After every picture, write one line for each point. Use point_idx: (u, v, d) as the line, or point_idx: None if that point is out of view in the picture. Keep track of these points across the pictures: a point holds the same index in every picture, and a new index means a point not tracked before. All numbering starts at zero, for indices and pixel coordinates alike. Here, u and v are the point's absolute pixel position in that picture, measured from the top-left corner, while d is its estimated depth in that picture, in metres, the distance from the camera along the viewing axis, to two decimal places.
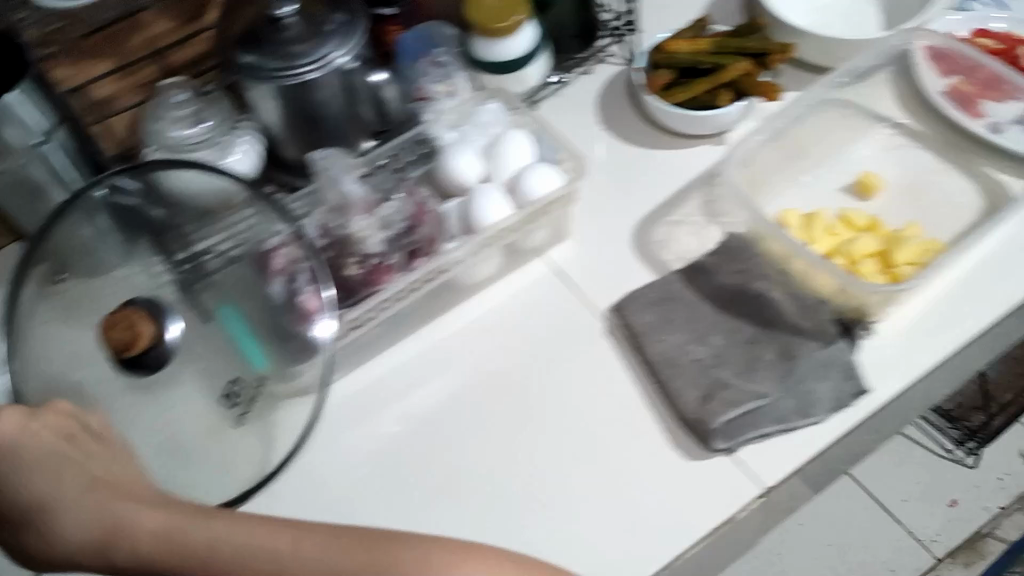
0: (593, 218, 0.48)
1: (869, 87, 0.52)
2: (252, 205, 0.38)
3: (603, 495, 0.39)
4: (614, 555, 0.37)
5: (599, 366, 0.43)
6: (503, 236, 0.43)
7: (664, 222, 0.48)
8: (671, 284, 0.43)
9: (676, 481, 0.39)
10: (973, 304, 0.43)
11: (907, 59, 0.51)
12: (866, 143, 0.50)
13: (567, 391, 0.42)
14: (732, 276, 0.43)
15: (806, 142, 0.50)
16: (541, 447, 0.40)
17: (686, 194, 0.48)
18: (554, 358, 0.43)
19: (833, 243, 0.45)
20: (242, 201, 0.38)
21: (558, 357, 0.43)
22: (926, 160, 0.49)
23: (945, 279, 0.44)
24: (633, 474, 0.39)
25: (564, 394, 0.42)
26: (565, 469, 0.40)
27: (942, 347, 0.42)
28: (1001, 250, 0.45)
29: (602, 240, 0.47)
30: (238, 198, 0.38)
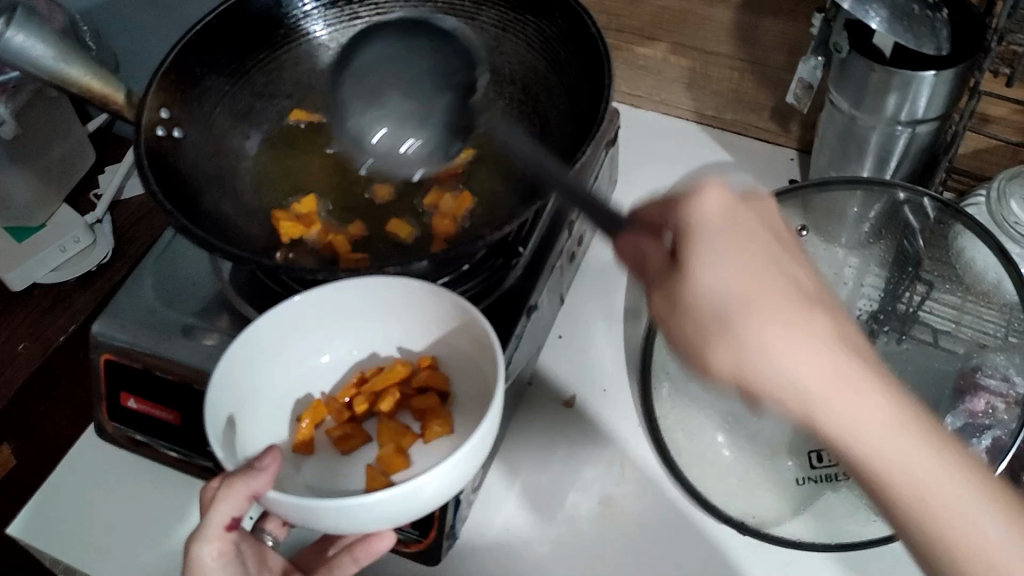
0: (490, 499, 0.61)
1: (817, 247, 0.66)
2: (196, 457, 0.60)
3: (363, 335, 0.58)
4: (434, 327, 0.56)
5: (372, 331, 0.58)
6: (349, 478, 0.54)
7: (532, 458, 0.63)
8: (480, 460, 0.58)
9: (397, 322, 0.57)
10: (597, 479, 0.61)
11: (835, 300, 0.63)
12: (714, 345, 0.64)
13: (395, 317, 0.57)
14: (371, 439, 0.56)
15: (591, 325, 0.70)
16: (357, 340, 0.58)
17: (547, 408, 0.66)
18: (372, 319, 0.57)
19: (532, 456, 0.63)
20: (196, 456, 0.61)
21: (380, 318, 0.57)
22: None
23: (638, 480, 0.61)
24: (418, 326, 0.57)
25: (389, 317, 0.57)
26: (357, 337, 0.58)
27: (668, 498, 0.60)
28: (636, 454, 0.62)
29: (528, 473, 0.62)
30: (195, 455, 0.61)
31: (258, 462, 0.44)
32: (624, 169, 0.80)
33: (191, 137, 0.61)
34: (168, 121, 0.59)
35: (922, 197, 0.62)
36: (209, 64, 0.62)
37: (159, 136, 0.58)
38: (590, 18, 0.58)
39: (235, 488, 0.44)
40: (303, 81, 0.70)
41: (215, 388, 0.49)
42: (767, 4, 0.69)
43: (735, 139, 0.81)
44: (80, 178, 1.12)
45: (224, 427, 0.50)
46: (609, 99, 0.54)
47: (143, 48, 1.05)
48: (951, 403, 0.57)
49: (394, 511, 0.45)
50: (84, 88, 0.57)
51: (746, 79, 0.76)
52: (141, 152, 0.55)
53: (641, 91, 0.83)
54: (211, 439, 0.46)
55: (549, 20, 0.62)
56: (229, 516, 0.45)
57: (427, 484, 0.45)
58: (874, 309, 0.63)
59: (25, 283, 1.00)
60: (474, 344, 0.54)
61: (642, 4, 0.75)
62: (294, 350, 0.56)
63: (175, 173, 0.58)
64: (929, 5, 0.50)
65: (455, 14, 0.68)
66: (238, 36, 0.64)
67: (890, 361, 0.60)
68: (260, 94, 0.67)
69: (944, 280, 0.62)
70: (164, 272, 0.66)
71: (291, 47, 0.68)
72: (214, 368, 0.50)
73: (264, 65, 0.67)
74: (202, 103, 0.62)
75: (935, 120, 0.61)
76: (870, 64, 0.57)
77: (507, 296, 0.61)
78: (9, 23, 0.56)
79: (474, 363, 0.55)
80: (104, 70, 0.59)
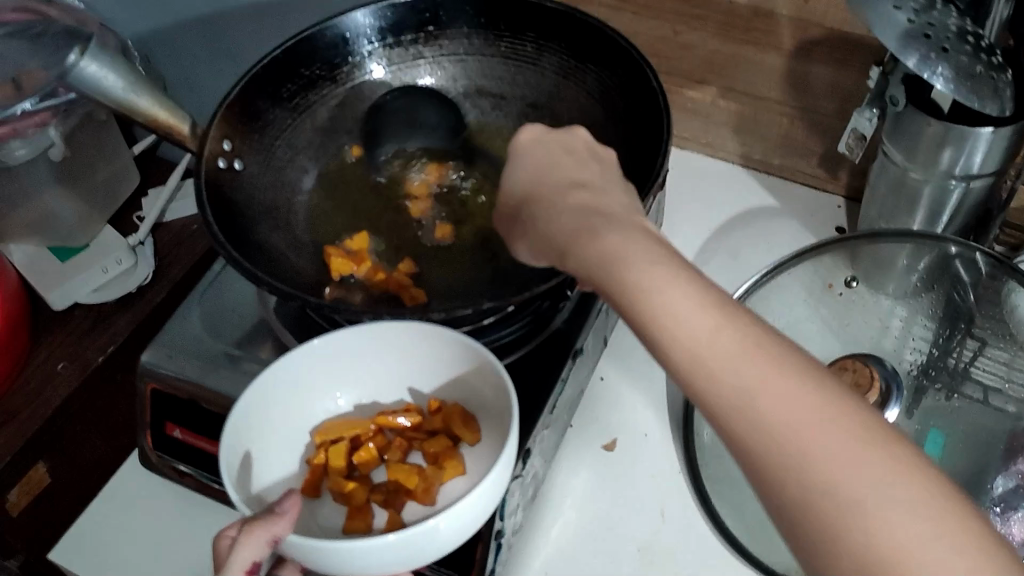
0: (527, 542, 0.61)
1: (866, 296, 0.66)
2: None
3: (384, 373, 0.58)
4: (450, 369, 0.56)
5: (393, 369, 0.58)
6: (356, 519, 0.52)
7: (572, 502, 0.63)
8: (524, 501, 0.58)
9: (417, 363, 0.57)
10: (636, 526, 0.61)
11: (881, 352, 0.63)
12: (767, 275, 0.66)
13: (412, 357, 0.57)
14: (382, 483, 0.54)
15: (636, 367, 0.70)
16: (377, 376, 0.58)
17: (588, 452, 0.65)
18: (392, 358, 0.57)
19: (572, 500, 0.63)
20: None
21: (397, 357, 0.57)
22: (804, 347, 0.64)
23: (679, 529, 0.60)
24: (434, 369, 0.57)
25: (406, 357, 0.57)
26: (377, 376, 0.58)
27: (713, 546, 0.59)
28: (677, 502, 0.62)
29: (564, 518, 0.62)
30: None
31: (277, 509, 0.45)
32: (669, 210, 0.80)
33: (250, 170, 0.62)
34: (227, 157, 0.60)
35: (974, 252, 0.62)
36: (273, 97, 0.64)
37: (219, 168, 0.58)
38: (653, 71, 0.58)
39: (255, 533, 0.44)
40: (364, 117, 0.70)
41: (233, 421, 0.51)
42: (820, 53, 0.69)
43: (783, 184, 0.81)
44: (126, 200, 1.13)
45: (240, 466, 0.51)
46: (666, 152, 0.55)
47: (194, 76, 1.06)
48: (1002, 463, 0.56)
49: (409, 554, 0.46)
50: (151, 119, 0.58)
51: (796, 126, 0.76)
52: (199, 184, 0.55)
53: (688, 133, 0.83)
54: (224, 481, 0.47)
55: (611, 71, 0.62)
56: (249, 563, 0.45)
57: (439, 526, 0.46)
58: (924, 363, 0.62)
59: (64, 302, 1.00)
60: (491, 392, 0.54)
61: (693, 49, 0.75)
62: (312, 388, 0.57)
63: (232, 208, 0.58)
64: (994, 64, 0.49)
65: (520, 59, 0.68)
66: (302, 70, 0.65)
67: (932, 411, 0.59)
68: (320, 129, 0.68)
69: (998, 337, 0.61)
70: (210, 302, 0.66)
71: (356, 83, 0.68)
72: (234, 406, 0.51)
73: (327, 100, 0.68)
74: (264, 136, 0.63)
75: (990, 176, 0.60)
76: (926, 118, 0.57)
77: (552, 341, 0.61)
78: (85, 54, 0.57)
79: (491, 406, 0.55)
80: (171, 101, 0.59)
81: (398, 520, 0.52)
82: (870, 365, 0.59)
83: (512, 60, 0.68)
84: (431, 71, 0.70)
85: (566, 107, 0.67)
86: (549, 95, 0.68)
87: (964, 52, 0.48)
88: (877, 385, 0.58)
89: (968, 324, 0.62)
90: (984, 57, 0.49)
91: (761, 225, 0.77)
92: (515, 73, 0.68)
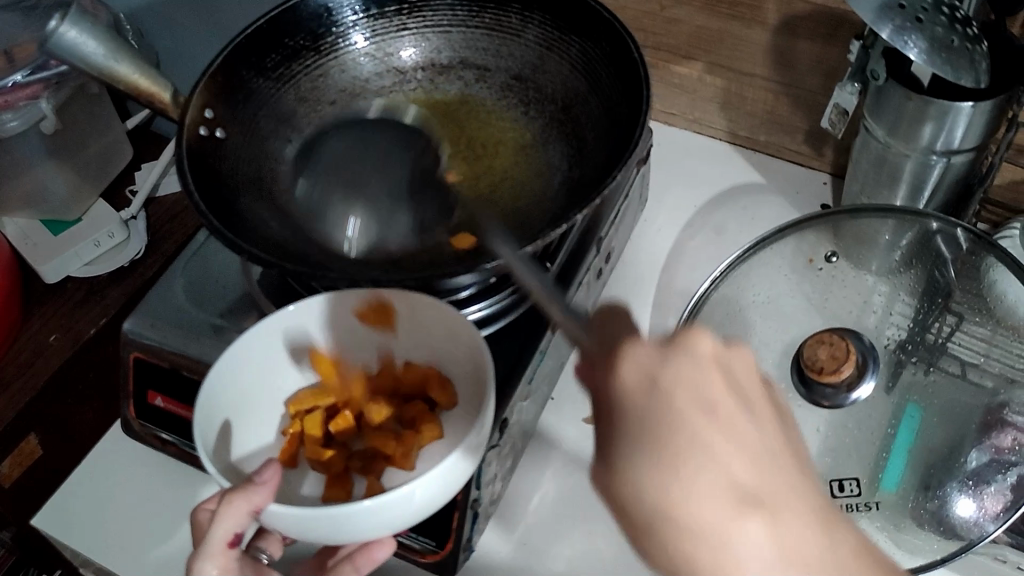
0: (507, 512, 0.61)
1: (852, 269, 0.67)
2: None
3: (357, 342, 0.59)
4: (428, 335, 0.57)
5: (367, 338, 0.59)
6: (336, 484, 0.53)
7: (553, 474, 0.63)
8: (501, 471, 0.59)
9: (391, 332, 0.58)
10: None
11: (861, 326, 0.63)
12: (748, 252, 0.67)
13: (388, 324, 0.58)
14: (359, 451, 0.55)
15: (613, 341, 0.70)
16: (352, 345, 0.59)
17: (567, 424, 0.66)
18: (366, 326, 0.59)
19: (555, 471, 0.63)
20: None
21: (370, 325, 0.59)
22: (785, 318, 0.64)
23: None
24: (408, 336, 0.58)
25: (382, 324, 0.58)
26: (350, 345, 0.59)
27: None
28: None
29: (542, 488, 0.62)
30: None
31: (259, 478, 0.45)
32: (655, 187, 0.80)
33: (233, 139, 0.62)
34: (209, 126, 0.60)
35: (955, 228, 0.62)
36: (256, 67, 0.64)
37: (201, 136, 0.59)
38: (634, 42, 0.58)
39: (235, 503, 0.45)
40: (349, 88, 0.70)
41: (209, 389, 0.51)
42: (805, 28, 0.69)
43: (769, 160, 0.81)
44: (118, 174, 1.13)
45: (218, 434, 0.52)
46: (646, 123, 0.55)
47: (184, 50, 1.06)
48: (977, 436, 0.56)
49: (380, 522, 0.46)
50: (132, 87, 0.58)
51: (782, 102, 0.76)
52: (180, 153, 0.56)
53: (676, 109, 0.83)
54: (199, 450, 0.47)
55: (593, 42, 0.62)
56: (230, 531, 0.46)
57: (409, 497, 0.46)
58: (902, 338, 0.62)
59: (57, 276, 1.01)
60: (466, 353, 0.55)
61: (679, 24, 0.75)
62: (287, 356, 0.57)
63: (213, 176, 0.58)
64: (969, 36, 0.49)
65: (504, 30, 0.67)
66: (285, 40, 0.65)
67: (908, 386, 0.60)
68: (304, 99, 0.68)
69: (975, 313, 0.61)
70: (194, 272, 0.67)
71: (338, 54, 0.69)
72: (212, 368, 0.52)
73: (311, 71, 0.68)
74: (247, 106, 0.63)
75: (971, 151, 0.60)
76: (907, 92, 0.57)
77: (534, 312, 0.61)
78: (63, 19, 0.57)
79: (466, 372, 0.56)
80: (152, 69, 0.60)
81: (378, 485, 0.52)
82: (847, 339, 0.60)
83: (496, 32, 0.68)
84: (416, 42, 0.70)
85: (549, 79, 0.67)
86: (532, 67, 0.67)
87: (940, 24, 0.48)
88: (853, 359, 0.59)
89: (947, 301, 0.62)
90: (960, 29, 0.49)
91: (746, 202, 0.77)
92: (499, 45, 0.68)
